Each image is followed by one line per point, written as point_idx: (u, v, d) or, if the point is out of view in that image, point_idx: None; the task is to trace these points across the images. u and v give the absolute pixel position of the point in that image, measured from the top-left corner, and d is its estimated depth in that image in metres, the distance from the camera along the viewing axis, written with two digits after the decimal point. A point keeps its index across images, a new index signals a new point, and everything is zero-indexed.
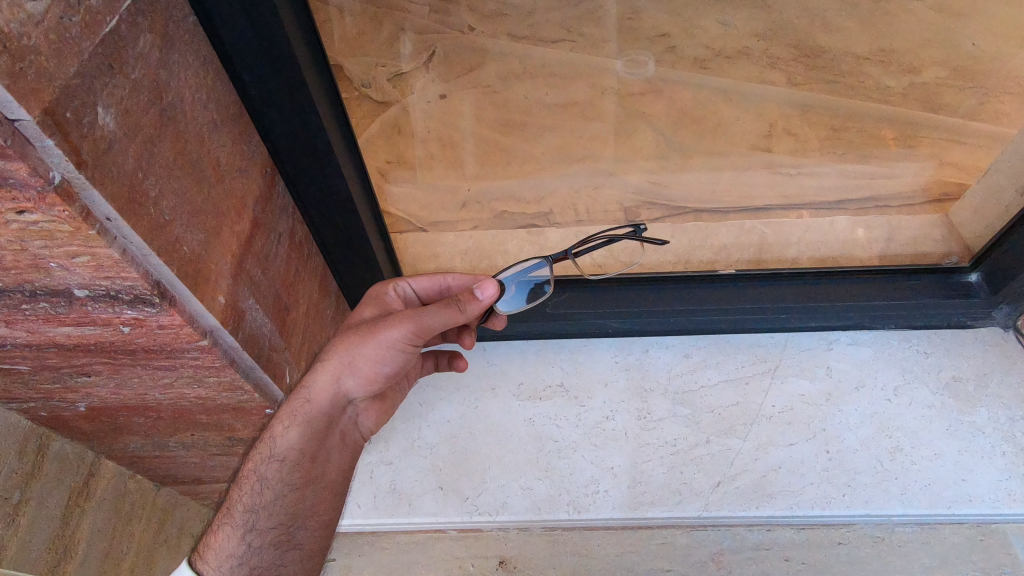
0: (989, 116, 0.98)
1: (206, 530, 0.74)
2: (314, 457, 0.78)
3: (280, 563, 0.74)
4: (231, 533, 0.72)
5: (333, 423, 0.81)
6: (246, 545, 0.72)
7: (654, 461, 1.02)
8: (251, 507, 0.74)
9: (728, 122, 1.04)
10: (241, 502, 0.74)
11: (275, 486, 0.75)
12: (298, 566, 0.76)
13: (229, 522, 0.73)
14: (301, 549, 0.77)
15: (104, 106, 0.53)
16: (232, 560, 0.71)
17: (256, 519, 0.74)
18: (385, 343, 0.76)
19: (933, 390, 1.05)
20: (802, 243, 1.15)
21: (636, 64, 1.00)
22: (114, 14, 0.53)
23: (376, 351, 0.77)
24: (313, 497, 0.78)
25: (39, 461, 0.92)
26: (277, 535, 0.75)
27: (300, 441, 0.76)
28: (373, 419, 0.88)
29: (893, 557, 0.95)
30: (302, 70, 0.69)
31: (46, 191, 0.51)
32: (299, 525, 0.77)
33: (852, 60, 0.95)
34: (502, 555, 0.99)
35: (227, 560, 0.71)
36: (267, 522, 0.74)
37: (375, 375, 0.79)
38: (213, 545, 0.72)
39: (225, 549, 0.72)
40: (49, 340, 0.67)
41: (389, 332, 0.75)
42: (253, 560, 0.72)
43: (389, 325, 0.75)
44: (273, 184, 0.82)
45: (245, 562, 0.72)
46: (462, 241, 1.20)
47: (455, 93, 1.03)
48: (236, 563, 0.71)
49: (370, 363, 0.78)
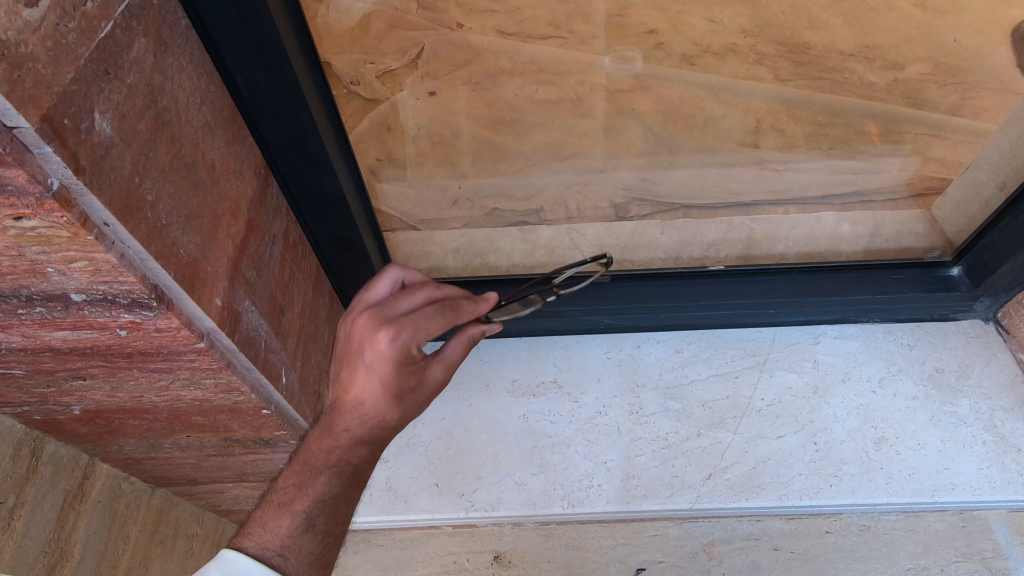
0: (969, 112, 1.05)
1: (271, 548, 0.67)
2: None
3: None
4: (294, 531, 0.68)
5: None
6: (324, 550, 0.69)
7: (646, 455, 1.03)
8: (330, 519, 0.70)
9: (717, 118, 1.13)
10: (301, 502, 0.69)
11: (350, 499, 0.71)
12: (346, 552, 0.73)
13: (309, 531, 0.69)
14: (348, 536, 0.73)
15: (101, 112, 0.53)
16: (301, 556, 0.67)
17: (333, 528, 0.70)
18: (427, 396, 0.72)
19: (917, 382, 1.06)
20: (789, 239, 1.13)
21: (625, 60, 1.15)
22: (108, 19, 0.53)
23: (421, 405, 0.72)
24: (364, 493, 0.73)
25: (35, 465, 0.90)
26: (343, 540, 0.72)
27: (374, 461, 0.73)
28: None
29: (878, 545, 0.98)
30: (296, 72, 0.69)
31: (45, 198, 0.50)
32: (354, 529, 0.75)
33: (837, 55, 1.10)
34: (497, 550, 1.01)
35: (295, 555, 0.67)
36: (339, 529, 0.71)
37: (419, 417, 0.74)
38: (274, 542, 0.67)
39: (307, 557, 0.68)
40: (45, 344, 0.67)
41: (429, 385, 0.71)
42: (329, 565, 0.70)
43: (426, 377, 0.70)
44: (267, 186, 0.81)
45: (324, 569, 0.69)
46: (453, 238, 1.16)
47: (444, 90, 1.12)
48: (305, 559, 0.68)
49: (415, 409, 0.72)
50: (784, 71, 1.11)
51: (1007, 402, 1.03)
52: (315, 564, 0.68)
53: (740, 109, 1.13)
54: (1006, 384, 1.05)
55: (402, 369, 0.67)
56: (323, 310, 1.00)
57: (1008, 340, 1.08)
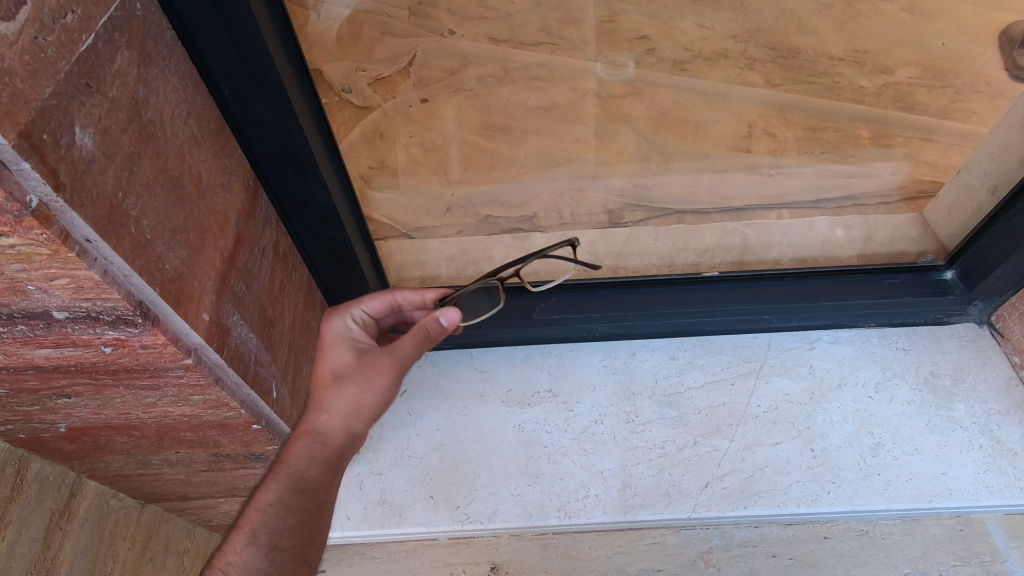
0: (959, 115, 1.07)
1: (224, 561, 0.71)
2: (330, 485, 0.75)
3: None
4: (250, 551, 0.71)
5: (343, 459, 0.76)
6: (269, 562, 0.71)
7: (644, 463, 1.03)
8: (272, 530, 0.72)
9: (708, 124, 1.15)
10: (257, 523, 0.72)
11: (294, 510, 0.73)
12: None
13: (252, 542, 0.71)
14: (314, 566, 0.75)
15: (82, 126, 0.51)
16: None
17: (278, 539, 0.72)
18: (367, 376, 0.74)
19: (913, 386, 1.06)
20: (783, 244, 1.14)
21: (616, 66, 1.20)
22: (89, 32, 0.52)
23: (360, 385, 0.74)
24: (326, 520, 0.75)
25: (20, 484, 0.88)
26: (296, 554, 0.73)
27: (319, 473, 0.74)
28: None
29: (877, 550, 0.98)
30: (283, 81, 0.68)
31: (23, 216, 0.49)
32: (315, 545, 0.75)
33: (828, 60, 1.14)
34: (494, 561, 1.01)
35: None
36: (288, 542, 0.73)
37: (370, 411, 0.74)
38: (232, 562, 0.71)
39: (251, 568, 0.71)
40: (27, 362, 0.65)
41: (369, 369, 0.73)
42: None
43: (367, 360, 0.74)
44: (257, 197, 0.80)
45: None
46: (448, 247, 1.15)
47: (435, 97, 1.15)
48: None
49: (362, 402, 0.73)
50: (773, 76, 1.14)
51: (1003, 406, 1.03)
52: None
53: (732, 113, 1.16)
54: (1001, 387, 1.05)
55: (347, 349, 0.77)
56: (315, 321, 0.99)
57: (1002, 343, 1.07)
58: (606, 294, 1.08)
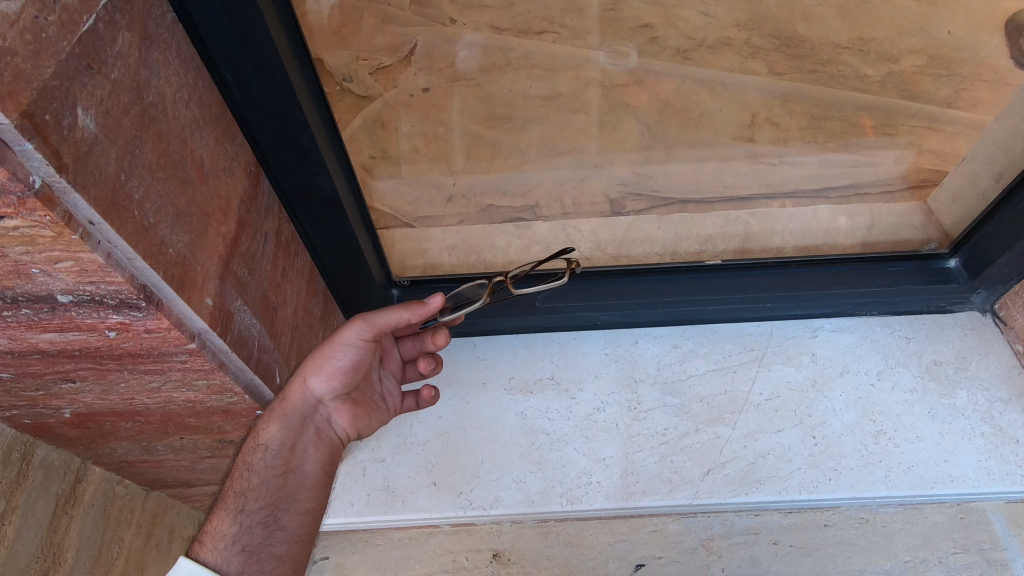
0: (965, 104, 1.08)
1: (206, 523, 0.80)
2: (292, 447, 0.86)
3: (269, 542, 0.81)
4: (224, 517, 0.80)
5: (307, 420, 0.88)
6: (238, 525, 0.80)
7: (645, 450, 1.03)
8: (240, 491, 0.82)
9: (711, 112, 1.16)
10: (233, 488, 0.82)
11: (259, 472, 0.83)
12: (286, 548, 0.83)
13: (222, 508, 0.81)
14: (286, 531, 0.84)
15: (84, 108, 0.51)
16: (226, 540, 0.79)
17: (245, 501, 0.82)
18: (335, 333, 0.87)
19: (916, 374, 1.06)
20: (786, 233, 1.13)
21: (619, 55, 1.21)
22: (90, 12, 0.52)
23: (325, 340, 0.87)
24: (295, 484, 0.86)
25: (25, 470, 0.89)
26: (265, 515, 0.82)
27: (280, 433, 0.84)
28: (346, 422, 0.92)
29: (878, 538, 0.98)
30: (284, 66, 0.68)
31: (27, 197, 0.49)
32: (284, 508, 0.84)
33: (832, 48, 1.15)
34: (497, 548, 1.01)
35: (223, 539, 0.79)
36: (256, 503, 0.82)
37: (334, 371, 0.88)
38: (211, 530, 0.79)
39: (220, 532, 0.79)
40: (32, 347, 0.66)
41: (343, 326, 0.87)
42: (244, 538, 0.80)
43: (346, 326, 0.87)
44: (259, 183, 0.80)
45: (237, 540, 0.79)
46: (450, 236, 1.14)
47: (438, 87, 1.18)
48: (230, 541, 0.79)
49: (331, 360, 0.87)
50: (779, 64, 1.16)
51: (1005, 394, 1.03)
52: (243, 549, 0.79)
53: (737, 103, 1.17)
54: (1004, 375, 1.05)
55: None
56: (318, 309, 0.99)
57: (1005, 332, 1.07)
58: (604, 283, 1.08)
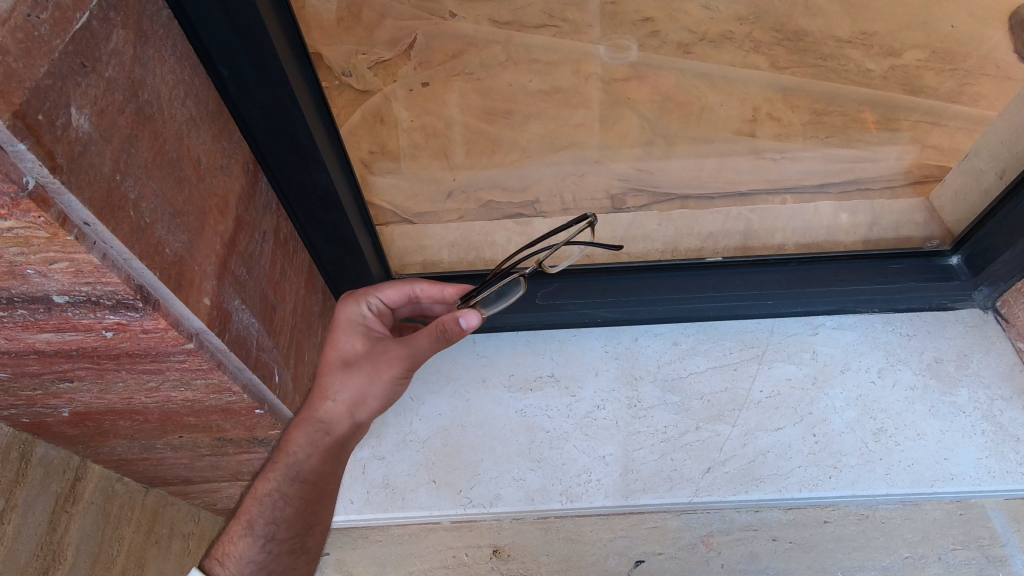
0: (967, 98, 1.07)
1: (230, 546, 0.79)
2: (329, 478, 0.83)
3: (292, 568, 0.81)
4: (251, 542, 0.79)
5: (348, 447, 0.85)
6: (265, 552, 0.79)
7: (645, 448, 1.03)
8: (271, 519, 0.80)
9: (712, 107, 1.15)
10: (262, 514, 0.80)
11: (292, 500, 0.80)
12: (305, 570, 0.83)
13: (248, 530, 0.79)
14: (308, 555, 0.83)
15: (78, 107, 0.51)
16: (252, 566, 0.78)
17: (274, 530, 0.80)
18: (377, 367, 0.81)
19: (916, 372, 1.06)
20: (787, 230, 1.12)
21: (621, 49, 1.19)
22: (84, 10, 0.51)
23: (369, 376, 0.81)
24: (324, 511, 0.84)
25: (24, 469, 0.89)
26: (292, 543, 0.81)
27: (319, 465, 0.82)
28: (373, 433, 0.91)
29: (877, 534, 0.98)
30: (281, 62, 0.67)
31: (20, 198, 0.48)
32: (310, 535, 0.83)
33: (834, 43, 1.14)
34: (496, 544, 1.01)
35: (248, 565, 0.78)
36: (285, 532, 0.80)
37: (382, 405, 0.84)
38: (232, 553, 0.78)
39: (244, 556, 0.78)
40: (29, 347, 0.65)
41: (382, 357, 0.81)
42: (270, 566, 0.79)
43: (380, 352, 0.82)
44: (256, 181, 0.79)
45: (264, 568, 0.79)
46: (449, 232, 1.14)
47: (437, 81, 1.16)
48: (255, 569, 0.78)
49: (378, 397, 0.83)
50: (780, 59, 1.14)
51: (1006, 391, 1.03)
52: None
53: (737, 97, 1.15)
54: (1005, 372, 1.04)
55: (355, 331, 0.85)
56: (317, 306, 0.98)
57: (1006, 329, 1.07)
58: (604, 279, 1.08)
